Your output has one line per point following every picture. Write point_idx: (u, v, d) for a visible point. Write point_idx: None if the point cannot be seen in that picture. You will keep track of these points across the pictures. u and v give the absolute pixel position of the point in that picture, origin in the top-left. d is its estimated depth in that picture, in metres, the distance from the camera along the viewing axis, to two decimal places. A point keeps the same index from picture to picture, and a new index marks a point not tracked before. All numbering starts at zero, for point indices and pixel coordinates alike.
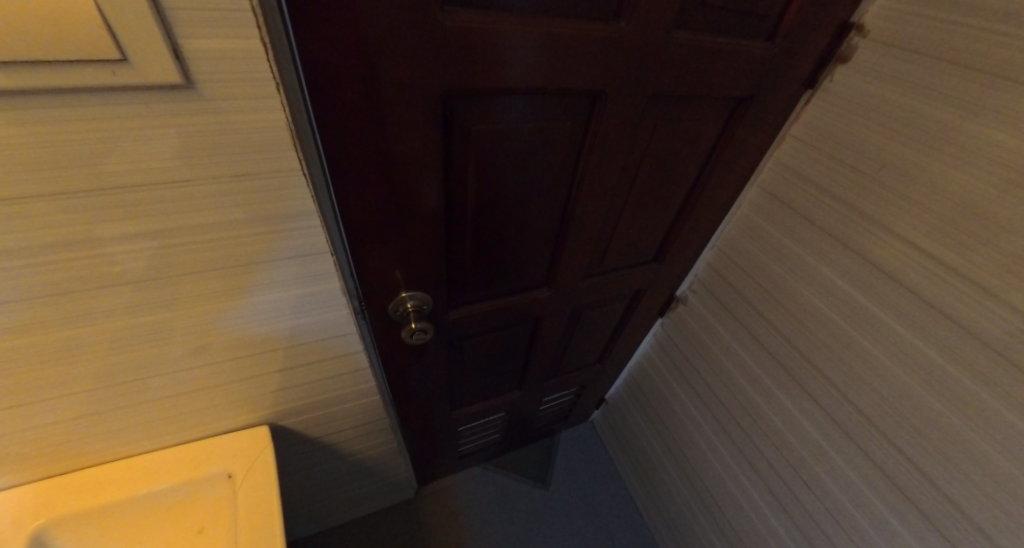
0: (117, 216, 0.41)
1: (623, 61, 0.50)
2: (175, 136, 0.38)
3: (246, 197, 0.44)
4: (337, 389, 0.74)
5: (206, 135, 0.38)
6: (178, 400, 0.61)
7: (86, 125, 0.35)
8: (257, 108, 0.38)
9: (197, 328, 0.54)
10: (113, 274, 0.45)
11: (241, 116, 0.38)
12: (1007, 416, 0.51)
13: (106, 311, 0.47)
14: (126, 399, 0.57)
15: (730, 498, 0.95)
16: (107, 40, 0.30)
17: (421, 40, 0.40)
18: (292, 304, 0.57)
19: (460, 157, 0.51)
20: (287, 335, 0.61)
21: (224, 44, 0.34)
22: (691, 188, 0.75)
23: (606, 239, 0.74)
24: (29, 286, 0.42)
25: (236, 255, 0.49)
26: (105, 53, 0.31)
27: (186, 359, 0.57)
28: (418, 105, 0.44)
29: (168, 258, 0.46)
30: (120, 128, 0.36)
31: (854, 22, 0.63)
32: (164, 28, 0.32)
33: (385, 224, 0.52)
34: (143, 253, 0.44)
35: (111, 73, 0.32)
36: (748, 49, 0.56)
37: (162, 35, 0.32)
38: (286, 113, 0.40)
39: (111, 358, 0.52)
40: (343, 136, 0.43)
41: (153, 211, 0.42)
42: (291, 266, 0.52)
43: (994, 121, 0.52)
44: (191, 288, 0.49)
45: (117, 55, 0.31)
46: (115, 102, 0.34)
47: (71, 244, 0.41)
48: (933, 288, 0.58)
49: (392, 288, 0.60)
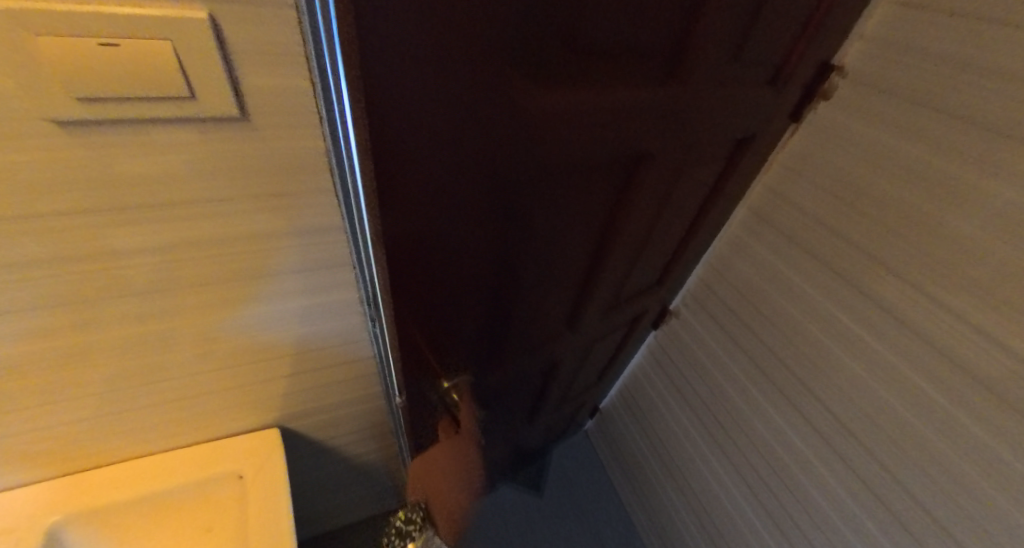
0: (125, 231, 0.40)
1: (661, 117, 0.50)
2: (192, 159, 0.37)
3: (253, 216, 0.44)
4: (344, 393, 0.76)
5: (227, 153, 0.38)
6: (193, 401, 0.64)
7: (118, 152, 0.34)
8: (291, 141, 0.39)
9: (208, 335, 0.55)
10: (120, 285, 0.45)
11: (272, 145, 0.38)
12: (974, 429, 0.55)
13: (123, 318, 0.49)
14: (146, 398, 0.60)
15: (721, 508, 0.97)
16: (181, 81, 0.30)
17: (501, 126, 0.35)
18: (300, 315, 0.58)
19: (514, 230, 0.48)
20: (297, 343, 0.63)
21: (275, 82, 0.34)
22: (693, 215, 0.78)
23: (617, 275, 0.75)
24: (54, 296, 0.43)
25: (245, 268, 0.49)
26: (174, 91, 0.31)
27: (201, 364, 0.59)
28: (486, 189, 0.40)
29: (173, 269, 0.46)
30: (142, 153, 0.35)
31: (835, 64, 0.69)
32: (229, 67, 0.32)
33: (436, 308, 0.48)
34: (150, 266, 0.44)
35: (177, 108, 0.32)
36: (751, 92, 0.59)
37: (226, 74, 0.32)
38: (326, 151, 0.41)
39: (128, 361, 0.54)
40: (410, 239, 0.37)
41: (165, 229, 0.42)
42: (296, 279, 0.53)
43: (960, 158, 0.57)
44: (202, 297, 0.50)
45: (186, 93, 0.31)
46: (147, 132, 0.34)
47: (83, 259, 0.41)
48: (905, 308, 0.63)
49: (428, 369, 0.54)
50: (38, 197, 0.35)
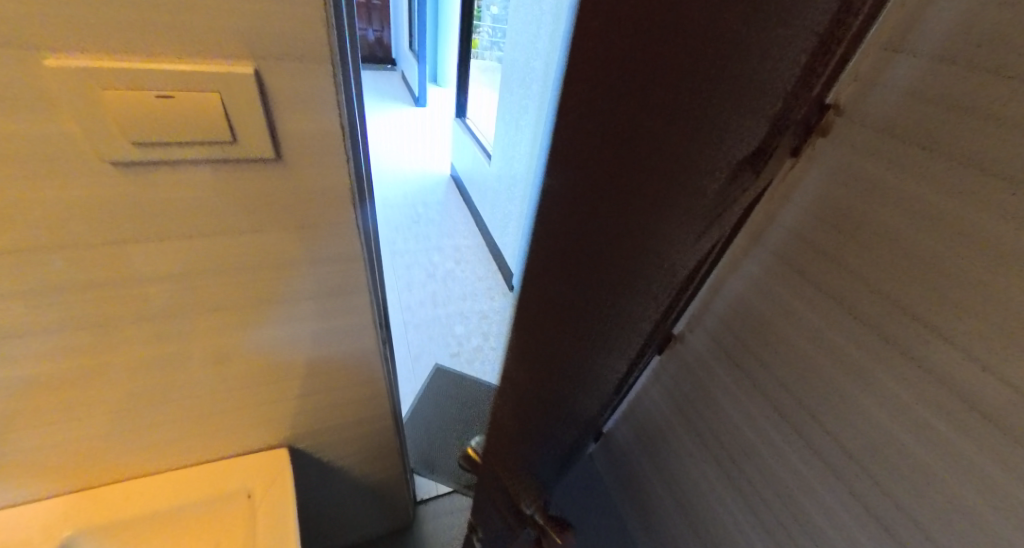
0: (159, 258, 0.43)
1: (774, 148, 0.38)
2: (230, 195, 0.40)
3: (281, 244, 0.46)
4: (353, 414, 0.77)
5: (255, 189, 0.40)
6: (206, 419, 0.65)
7: (163, 188, 0.38)
8: (313, 179, 0.41)
9: (227, 355, 0.57)
10: (147, 307, 0.47)
11: (298, 183, 0.41)
12: (980, 461, 0.55)
13: (146, 338, 0.51)
14: (161, 416, 0.61)
15: (729, 538, 0.95)
16: (223, 125, 0.34)
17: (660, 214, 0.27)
18: (314, 336, 0.60)
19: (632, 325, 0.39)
20: (309, 364, 0.64)
21: (305, 126, 0.37)
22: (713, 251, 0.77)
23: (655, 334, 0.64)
24: (86, 316, 0.46)
25: (268, 292, 0.51)
26: (217, 134, 0.34)
27: (214, 383, 0.60)
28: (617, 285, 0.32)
29: (197, 293, 0.48)
30: (182, 190, 0.38)
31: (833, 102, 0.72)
32: (268, 113, 0.35)
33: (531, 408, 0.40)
34: (175, 291, 0.47)
35: (219, 149, 0.36)
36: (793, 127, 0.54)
37: (263, 119, 0.35)
38: (352, 189, 0.43)
39: (147, 379, 0.56)
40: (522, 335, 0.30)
41: (197, 256, 0.44)
42: (312, 303, 0.55)
43: (955, 191, 0.57)
44: (221, 319, 0.53)
45: (227, 136, 0.35)
46: (189, 172, 0.37)
47: (115, 283, 0.44)
48: (905, 336, 0.63)
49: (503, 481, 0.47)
50: (83, 228, 0.38)
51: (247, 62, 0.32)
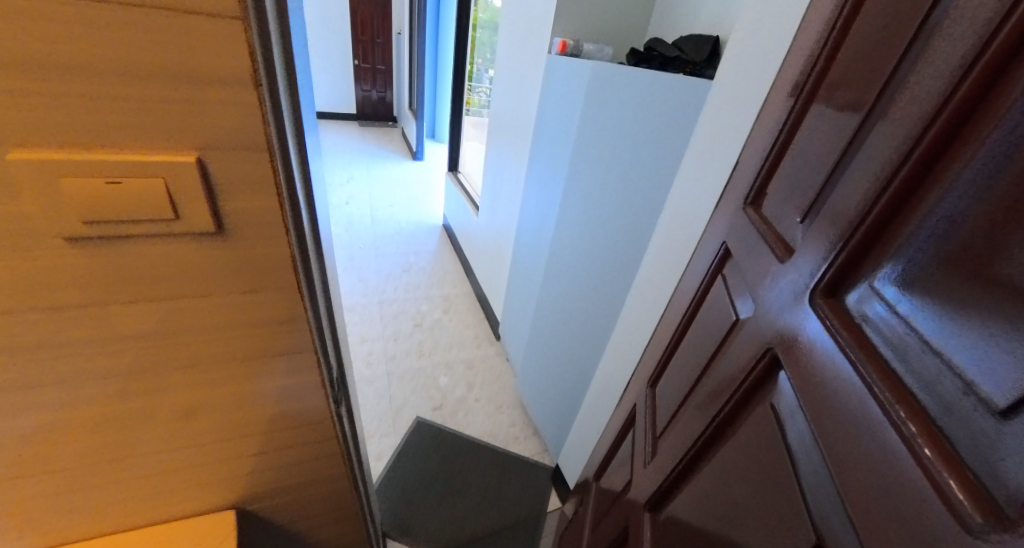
0: (109, 320, 0.45)
1: (919, 254, 0.30)
2: (179, 263, 0.43)
3: (230, 306, 0.48)
4: (309, 474, 0.75)
5: (204, 257, 0.43)
6: (153, 480, 0.64)
7: (114, 257, 0.40)
8: (257, 245, 0.44)
9: (177, 414, 0.57)
10: (95, 366, 0.49)
11: (243, 250, 0.44)
12: None
13: (93, 398, 0.51)
14: (107, 477, 0.60)
15: None
16: (168, 205, 0.38)
17: None
18: (275, 395, 0.61)
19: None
20: (264, 423, 0.64)
21: (252, 203, 0.41)
22: (687, 319, 0.74)
23: (720, 460, 0.53)
24: (34, 375, 0.47)
25: (220, 353, 0.53)
26: (162, 213, 0.38)
27: (164, 442, 0.60)
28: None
29: (147, 353, 0.50)
30: (131, 260, 0.41)
31: None
32: (210, 194, 0.39)
33: None
34: (124, 351, 0.48)
35: (164, 227, 0.39)
36: (789, 213, 0.50)
37: (205, 199, 0.39)
38: (293, 248, 0.46)
39: (93, 438, 0.55)
40: None
41: (146, 318, 0.46)
42: (264, 362, 0.56)
43: None
44: (172, 379, 0.53)
45: (172, 214, 0.39)
46: (139, 245, 0.40)
47: (65, 343, 0.45)
48: None
49: None
50: (34, 294, 0.40)
51: (192, 150, 0.37)
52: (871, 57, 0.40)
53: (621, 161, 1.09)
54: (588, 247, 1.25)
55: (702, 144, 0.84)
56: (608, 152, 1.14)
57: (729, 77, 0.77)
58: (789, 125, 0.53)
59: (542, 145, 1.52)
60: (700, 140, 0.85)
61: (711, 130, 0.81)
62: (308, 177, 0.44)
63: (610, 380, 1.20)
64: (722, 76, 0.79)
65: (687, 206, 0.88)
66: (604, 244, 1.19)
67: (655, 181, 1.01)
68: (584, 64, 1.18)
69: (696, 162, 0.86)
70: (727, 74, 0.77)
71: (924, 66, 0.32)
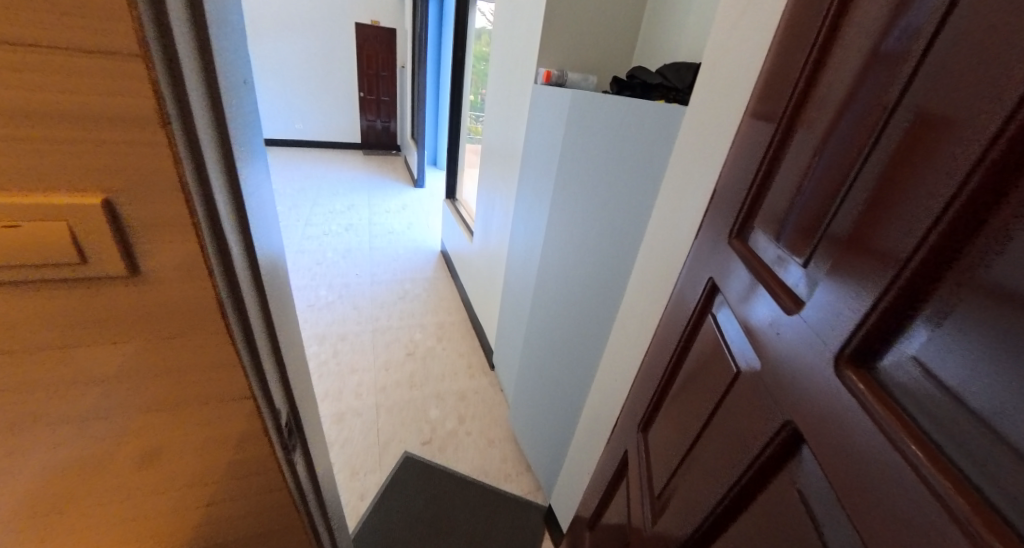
0: (27, 365, 0.43)
1: (987, 333, 0.26)
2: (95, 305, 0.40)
3: (153, 349, 0.45)
4: (266, 524, 0.70)
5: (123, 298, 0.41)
6: (91, 533, 0.59)
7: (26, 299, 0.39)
8: (176, 285, 0.41)
9: (112, 463, 0.54)
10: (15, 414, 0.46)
11: (159, 290, 0.41)
12: None
13: (15, 447, 0.48)
14: (39, 530, 0.56)
15: None
16: (75, 249, 0.36)
17: None
18: (220, 442, 0.57)
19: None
20: (210, 471, 0.60)
21: (168, 241, 0.39)
22: (674, 360, 0.69)
23: (736, 544, 0.46)
24: None
25: (153, 398, 0.49)
26: (68, 257, 0.37)
27: (99, 493, 0.56)
28: None
29: (72, 400, 0.47)
30: (48, 302, 0.39)
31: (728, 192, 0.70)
32: (120, 235, 0.37)
33: None
34: (45, 398, 0.45)
35: (74, 271, 0.38)
36: (787, 257, 0.45)
37: (115, 241, 0.37)
38: (218, 285, 0.42)
39: (20, 490, 0.52)
40: None
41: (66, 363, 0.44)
42: (203, 408, 0.52)
43: None
44: (102, 427, 0.50)
45: (79, 257, 0.37)
46: (56, 289, 0.39)
47: None
48: None
49: None
50: None
51: (99, 192, 0.35)
52: (872, 90, 0.37)
53: (603, 187, 1.07)
54: (575, 274, 1.22)
55: (681, 169, 0.82)
56: (591, 178, 1.12)
57: (702, 102, 0.76)
58: (774, 153, 0.50)
59: (530, 171, 1.51)
60: (678, 165, 0.83)
61: (689, 155, 0.80)
62: (235, 208, 0.42)
63: (600, 415, 1.14)
64: (695, 102, 0.77)
65: (668, 233, 0.84)
66: (590, 272, 1.16)
67: (637, 207, 0.98)
68: (566, 92, 1.18)
69: (675, 187, 0.83)
70: (700, 99, 0.76)
71: (956, 97, 0.29)
